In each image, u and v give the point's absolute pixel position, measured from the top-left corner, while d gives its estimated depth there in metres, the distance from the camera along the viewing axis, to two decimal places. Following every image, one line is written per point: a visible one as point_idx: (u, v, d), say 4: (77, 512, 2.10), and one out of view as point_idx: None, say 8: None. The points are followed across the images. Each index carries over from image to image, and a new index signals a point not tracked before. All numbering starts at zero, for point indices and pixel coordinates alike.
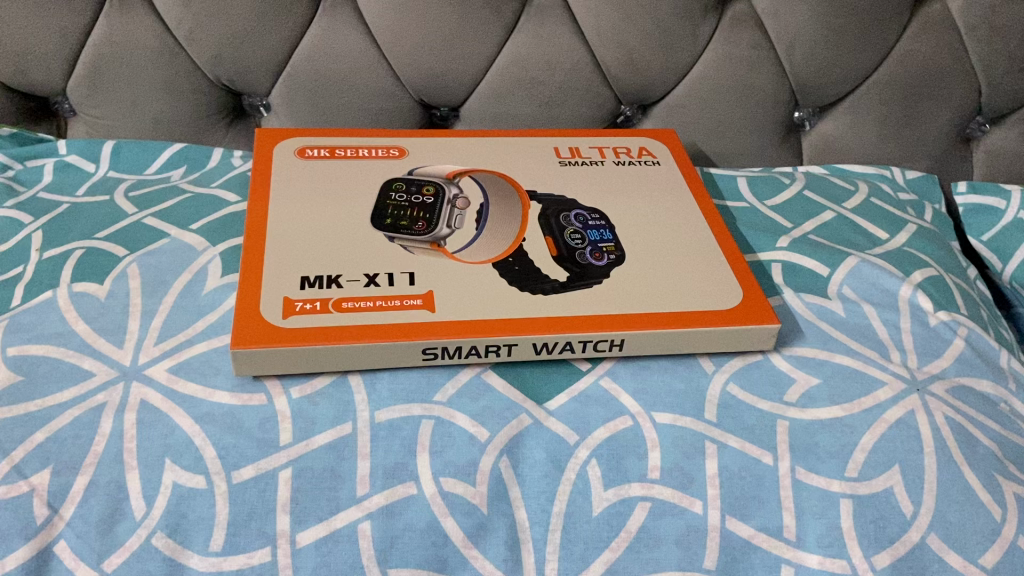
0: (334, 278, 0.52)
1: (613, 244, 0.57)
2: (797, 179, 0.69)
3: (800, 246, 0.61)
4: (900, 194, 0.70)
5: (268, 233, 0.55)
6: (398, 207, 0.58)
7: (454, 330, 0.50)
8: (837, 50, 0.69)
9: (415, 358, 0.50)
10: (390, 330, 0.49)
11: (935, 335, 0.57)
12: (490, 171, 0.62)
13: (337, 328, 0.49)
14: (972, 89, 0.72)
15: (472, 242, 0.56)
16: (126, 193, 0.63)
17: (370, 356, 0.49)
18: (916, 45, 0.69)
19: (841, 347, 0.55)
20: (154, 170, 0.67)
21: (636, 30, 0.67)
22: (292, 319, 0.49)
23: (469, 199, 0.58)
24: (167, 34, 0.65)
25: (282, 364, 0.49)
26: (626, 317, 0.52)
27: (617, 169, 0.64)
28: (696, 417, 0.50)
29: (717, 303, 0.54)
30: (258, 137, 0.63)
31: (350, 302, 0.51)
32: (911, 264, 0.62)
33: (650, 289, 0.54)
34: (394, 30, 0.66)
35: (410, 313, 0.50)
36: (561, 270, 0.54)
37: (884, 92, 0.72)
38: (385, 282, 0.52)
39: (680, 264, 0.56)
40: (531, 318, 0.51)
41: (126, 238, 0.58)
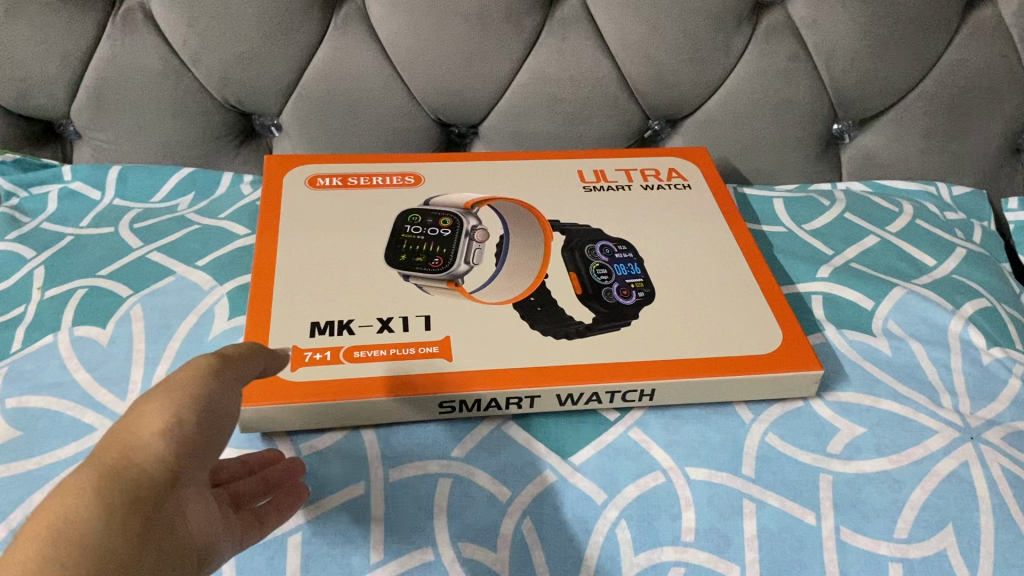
0: (346, 323, 0.49)
1: (641, 280, 0.54)
2: (837, 200, 0.65)
3: (842, 276, 0.57)
4: (947, 214, 0.66)
5: (276, 273, 0.52)
6: (413, 242, 0.55)
7: (475, 382, 0.47)
8: (880, 61, 0.65)
9: (432, 411, 0.47)
10: (405, 383, 0.46)
11: (989, 375, 0.53)
12: (512, 199, 0.59)
13: (348, 382, 0.46)
14: None
15: (491, 280, 0.53)
16: (131, 224, 0.60)
17: (384, 411, 0.47)
18: (966, 54, 0.65)
19: (888, 392, 0.51)
20: (161, 198, 0.64)
21: (665, 44, 0.63)
22: (300, 371, 0.46)
23: (488, 231, 0.55)
24: (171, 55, 0.62)
25: (290, 419, 0.46)
26: (657, 365, 0.48)
27: (646, 194, 0.61)
28: (733, 473, 0.47)
29: (754, 347, 0.50)
30: (268, 163, 0.60)
31: (362, 351, 0.48)
32: (961, 294, 0.58)
33: (683, 331, 0.51)
34: (410, 48, 0.62)
35: (426, 362, 0.47)
36: (587, 310, 0.51)
37: (929, 104, 0.67)
38: (399, 327, 0.49)
39: (714, 301, 0.53)
40: (555, 366, 0.48)
41: (130, 275, 0.55)
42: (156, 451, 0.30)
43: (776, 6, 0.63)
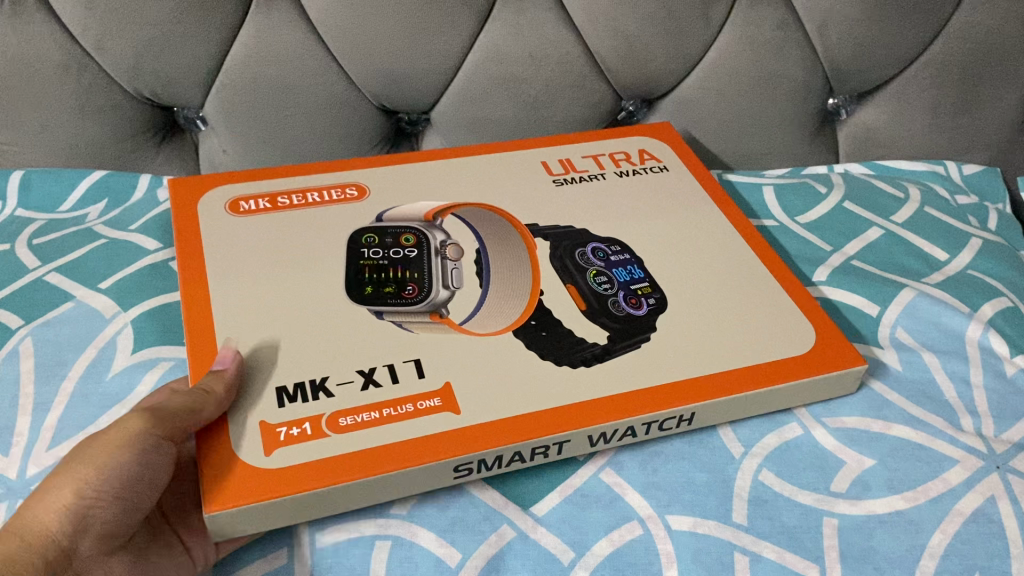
0: (317, 382, 0.39)
1: (649, 285, 0.46)
2: (834, 186, 0.57)
3: (843, 277, 0.51)
4: (957, 198, 0.59)
5: (215, 328, 0.41)
6: (375, 270, 0.45)
7: (497, 431, 0.38)
8: (880, 28, 0.57)
9: (446, 478, 0.38)
10: (413, 451, 0.37)
11: (1014, 391, 0.46)
12: (480, 204, 0.50)
13: (343, 459, 0.36)
14: None
15: (480, 307, 0.44)
16: (29, 240, 0.53)
17: (390, 487, 0.37)
18: (977, 17, 0.57)
19: (900, 416, 0.44)
20: (69, 207, 0.56)
21: (635, 15, 0.55)
22: (278, 454, 0.36)
23: (460, 245, 0.46)
24: (71, 45, 0.54)
25: (278, 517, 0.36)
26: (678, 389, 0.41)
27: (619, 184, 0.53)
28: (722, 520, 0.40)
29: (782, 349, 0.44)
30: (174, 189, 0.49)
31: (349, 416, 0.38)
32: (978, 294, 0.50)
33: (701, 345, 0.43)
34: (346, 28, 0.54)
35: (428, 419, 0.38)
36: (599, 329, 0.44)
37: (936, 74, 0.60)
38: (387, 379, 0.40)
39: (723, 310, 0.45)
40: (569, 407, 0.40)
41: (23, 302, 0.48)
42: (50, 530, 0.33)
43: None
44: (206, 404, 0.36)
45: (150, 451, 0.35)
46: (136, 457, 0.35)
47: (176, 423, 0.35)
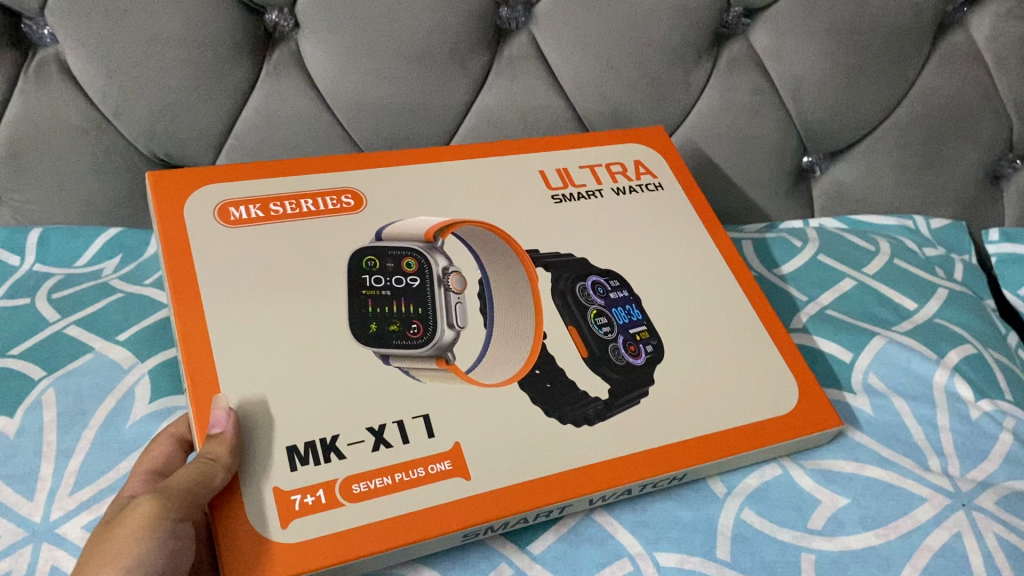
0: (328, 442, 0.38)
1: (646, 329, 0.49)
2: (809, 240, 0.61)
3: (820, 326, 0.54)
4: (925, 251, 0.62)
5: (216, 364, 0.39)
6: (378, 301, 0.45)
7: (508, 501, 0.39)
8: (849, 93, 0.62)
9: (454, 539, 0.39)
10: (427, 522, 0.37)
11: (978, 432, 0.49)
12: (480, 222, 0.49)
13: (359, 531, 0.36)
14: (1002, 128, 0.65)
15: (482, 356, 0.46)
16: (49, 294, 0.55)
17: (402, 554, 0.38)
18: (939, 82, 0.62)
19: (872, 457, 0.47)
20: (85, 262, 0.59)
21: (620, 81, 0.60)
22: (293, 528, 0.36)
23: (461, 275, 0.48)
24: (91, 109, 0.58)
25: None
26: (679, 450, 0.44)
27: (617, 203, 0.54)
28: (707, 556, 0.42)
29: (773, 409, 0.47)
30: (153, 186, 0.44)
31: (362, 483, 0.38)
32: (945, 341, 0.54)
33: (701, 402, 0.46)
34: (351, 95, 0.58)
35: (442, 487, 0.39)
36: (602, 383, 0.45)
37: (903, 135, 0.64)
38: (397, 438, 0.39)
39: (723, 361, 0.48)
40: (573, 474, 0.41)
41: (45, 354, 0.50)
42: None
43: (737, 35, 0.60)
44: (215, 472, 0.34)
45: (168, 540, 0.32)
46: (153, 550, 0.32)
47: (190, 498, 0.33)
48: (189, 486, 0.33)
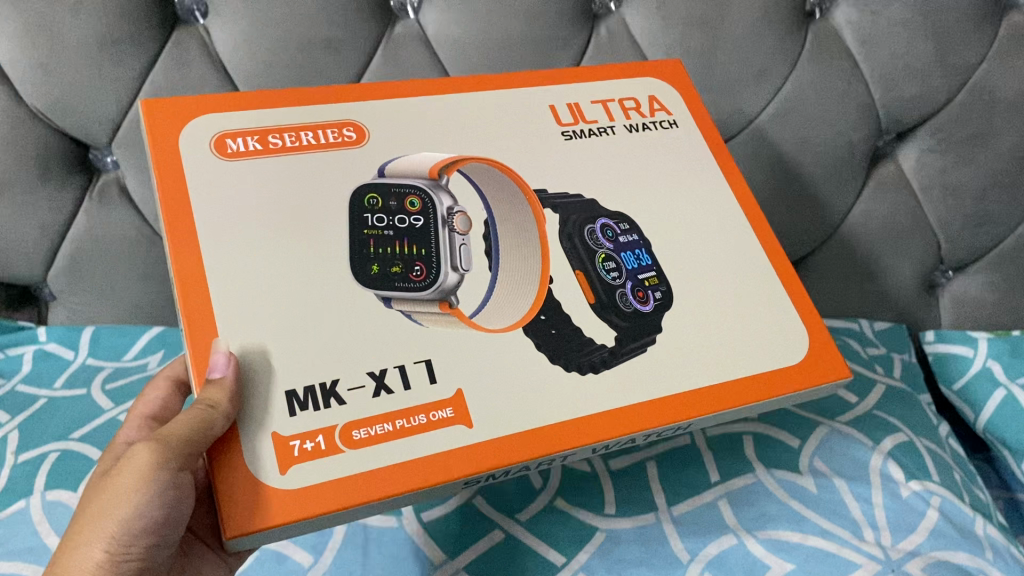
0: (328, 387, 0.43)
1: (655, 275, 0.53)
2: None
3: (772, 416, 0.63)
4: (867, 348, 0.71)
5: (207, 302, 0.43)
6: (379, 241, 0.49)
7: (494, 457, 0.44)
8: (795, 214, 0.71)
9: (450, 491, 0.44)
10: (421, 470, 0.42)
11: (908, 508, 0.57)
12: (484, 158, 0.53)
13: (359, 477, 0.41)
14: (932, 244, 0.73)
15: (485, 304, 0.50)
16: (103, 385, 0.64)
17: (402, 500, 0.43)
18: (872, 206, 0.71)
19: (815, 529, 0.55)
20: (132, 356, 0.67)
21: None
22: (293, 472, 0.41)
23: (466, 215, 0.52)
24: (144, 225, 0.68)
25: (295, 531, 0.41)
26: (657, 408, 0.48)
27: (621, 170, 0.57)
28: None
29: (782, 359, 0.53)
30: (147, 111, 0.47)
31: (361, 429, 0.42)
32: (881, 430, 0.62)
33: (709, 355, 0.51)
34: None
35: (434, 437, 0.44)
36: (610, 331, 0.50)
37: (846, 251, 0.73)
38: (398, 384, 0.44)
39: (730, 318, 0.53)
40: (554, 428, 0.46)
41: (101, 438, 0.58)
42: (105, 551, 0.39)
43: None
44: (215, 420, 0.39)
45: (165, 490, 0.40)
46: (151, 497, 0.40)
47: (186, 446, 0.39)
48: (184, 437, 0.39)
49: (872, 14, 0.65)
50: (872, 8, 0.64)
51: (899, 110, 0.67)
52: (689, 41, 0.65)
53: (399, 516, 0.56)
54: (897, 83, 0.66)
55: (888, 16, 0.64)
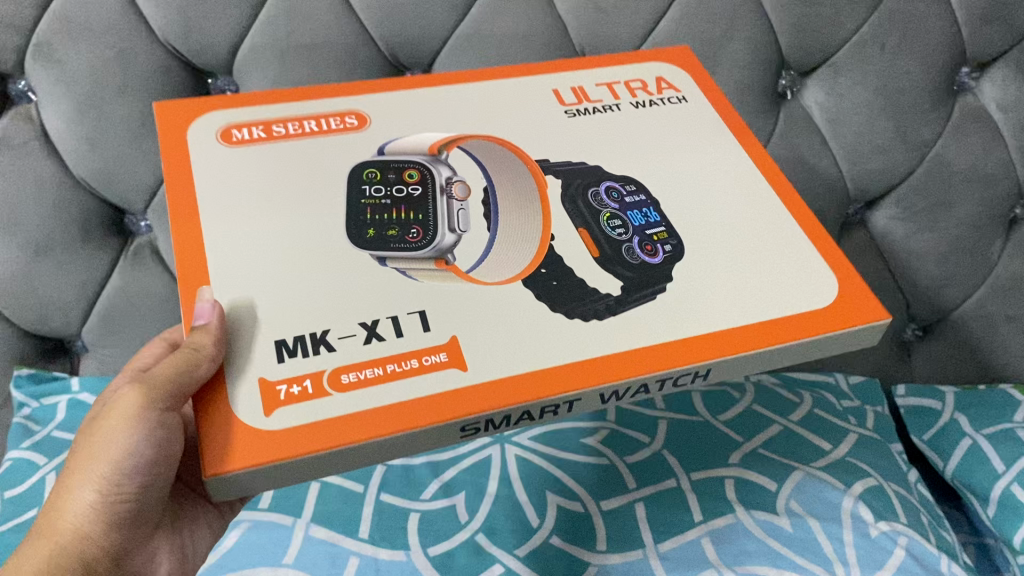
0: (318, 335, 0.34)
1: (665, 230, 0.41)
2: (746, 391, 0.61)
3: (753, 461, 0.54)
4: (842, 402, 0.63)
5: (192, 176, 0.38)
6: (376, 210, 0.39)
7: (508, 391, 0.34)
8: None
9: (447, 440, 0.34)
10: (407, 413, 0.32)
11: (877, 546, 0.50)
12: (489, 137, 0.43)
13: (337, 419, 0.32)
14: (898, 307, 0.68)
15: (496, 231, 0.39)
16: (21, 412, 0.56)
17: (383, 448, 0.33)
18: None
19: (790, 565, 0.48)
20: (53, 376, 0.60)
21: None
22: (279, 416, 0.32)
23: (467, 182, 0.40)
24: None
25: (277, 475, 0.32)
26: (706, 342, 0.37)
27: (598, 134, 0.45)
28: None
29: (808, 303, 0.40)
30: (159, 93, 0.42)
31: (352, 373, 0.33)
32: (850, 474, 0.54)
33: (758, 273, 0.40)
34: None
35: (428, 380, 0.33)
36: (612, 279, 0.38)
37: None
38: (390, 332, 0.35)
39: (738, 242, 0.41)
40: (584, 353, 0.36)
41: None
42: (92, 503, 0.34)
43: None
44: (198, 364, 0.31)
45: (158, 432, 0.33)
46: (144, 441, 0.33)
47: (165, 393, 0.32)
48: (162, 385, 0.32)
49: (838, 96, 0.59)
50: (837, 90, 0.59)
51: (866, 181, 0.62)
52: None
53: (356, 520, 0.49)
54: (864, 158, 0.61)
55: (851, 99, 0.59)
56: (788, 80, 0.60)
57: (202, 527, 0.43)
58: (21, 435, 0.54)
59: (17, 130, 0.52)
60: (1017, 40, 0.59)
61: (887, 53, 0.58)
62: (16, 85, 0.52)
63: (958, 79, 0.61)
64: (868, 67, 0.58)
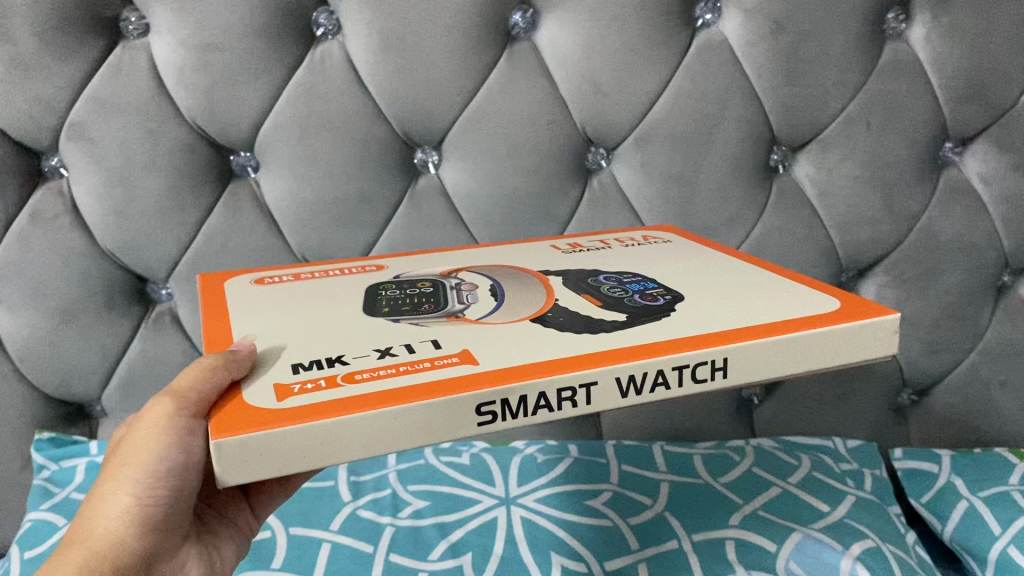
0: (334, 359, 0.33)
1: (663, 289, 0.41)
2: (745, 454, 0.63)
3: (753, 522, 0.55)
4: (840, 464, 0.64)
5: (228, 301, 0.41)
6: (393, 300, 0.40)
7: (527, 370, 0.31)
8: None
9: (462, 425, 0.30)
10: (420, 390, 0.30)
11: None
12: (494, 264, 0.45)
13: (348, 398, 0.29)
14: (892, 371, 0.70)
15: (502, 301, 0.39)
16: (43, 474, 0.58)
17: (396, 430, 0.29)
18: None
19: None
20: (74, 440, 0.62)
21: None
22: (292, 399, 0.29)
23: (475, 284, 0.42)
24: None
25: (283, 453, 0.28)
26: (724, 333, 0.35)
27: (592, 254, 0.48)
28: None
29: (824, 306, 0.38)
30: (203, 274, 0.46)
31: (367, 372, 0.31)
32: (850, 535, 0.55)
33: (760, 298, 0.39)
34: None
35: (443, 371, 0.31)
36: (619, 312, 0.37)
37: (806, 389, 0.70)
38: (405, 351, 0.33)
39: (739, 288, 0.41)
40: (604, 349, 0.33)
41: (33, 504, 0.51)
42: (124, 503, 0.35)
43: None
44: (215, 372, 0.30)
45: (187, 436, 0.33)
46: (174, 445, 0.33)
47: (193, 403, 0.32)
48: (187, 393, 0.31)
49: (827, 169, 0.62)
50: (827, 164, 0.62)
51: (857, 251, 0.65)
52: (668, 195, 0.61)
53: None
54: (853, 228, 0.64)
55: (840, 172, 0.62)
56: (779, 154, 0.63)
57: (228, 541, 0.45)
58: (40, 497, 0.56)
59: (49, 204, 0.55)
60: (997, 115, 0.62)
61: (872, 130, 0.61)
62: (49, 162, 0.55)
63: (942, 153, 0.64)
64: (855, 142, 0.61)
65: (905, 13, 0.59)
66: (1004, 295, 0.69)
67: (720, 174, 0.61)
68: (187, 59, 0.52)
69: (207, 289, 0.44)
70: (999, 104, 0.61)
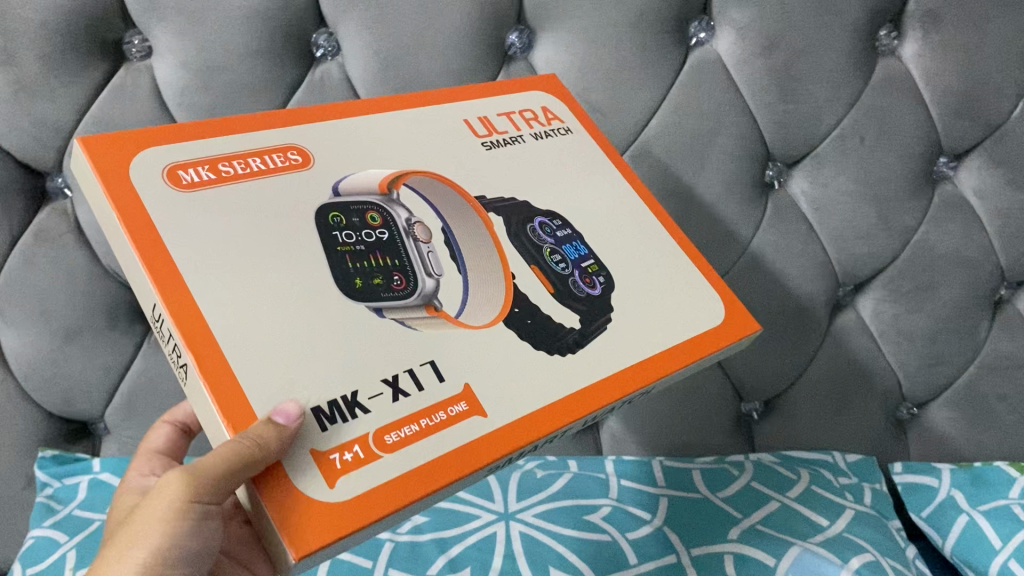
0: (350, 398, 0.32)
1: (595, 262, 0.43)
2: (743, 469, 0.63)
3: (751, 536, 0.56)
4: (839, 478, 0.65)
5: (153, 222, 0.33)
6: (354, 256, 0.37)
7: (529, 430, 0.35)
8: (765, 359, 0.68)
9: (470, 480, 0.34)
10: (449, 465, 0.32)
11: None
12: (425, 171, 0.41)
13: (393, 480, 0.31)
14: (892, 385, 0.70)
15: (466, 275, 0.39)
16: (46, 491, 0.58)
17: (428, 500, 0.33)
18: (835, 349, 0.68)
19: None
20: (77, 457, 0.62)
21: None
22: (344, 484, 0.30)
23: (426, 224, 0.39)
24: None
25: (346, 544, 0.30)
26: (658, 369, 0.40)
27: (521, 167, 0.45)
28: None
29: (713, 312, 0.45)
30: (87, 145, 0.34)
31: (394, 432, 0.32)
32: (848, 549, 0.55)
33: (670, 291, 0.44)
34: None
35: (459, 431, 0.34)
36: (571, 313, 0.40)
37: (805, 403, 0.70)
38: (411, 386, 0.34)
39: (659, 275, 0.44)
40: (575, 392, 0.37)
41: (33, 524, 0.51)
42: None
43: None
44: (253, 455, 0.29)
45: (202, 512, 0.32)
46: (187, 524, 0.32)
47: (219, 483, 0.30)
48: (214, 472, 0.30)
49: (822, 185, 0.63)
50: (822, 179, 0.62)
51: (853, 266, 0.65)
52: None
53: None
54: (850, 243, 0.64)
55: (835, 187, 0.62)
56: (774, 170, 0.63)
57: None
58: (43, 513, 0.56)
59: (54, 223, 0.56)
60: (990, 130, 0.62)
61: (866, 145, 0.61)
62: (54, 182, 0.56)
63: (936, 169, 0.65)
64: (849, 157, 0.62)
65: (897, 30, 0.60)
66: (1000, 309, 0.69)
67: (716, 191, 0.61)
68: (189, 80, 0.53)
69: (119, 202, 0.33)
70: (993, 120, 0.62)
